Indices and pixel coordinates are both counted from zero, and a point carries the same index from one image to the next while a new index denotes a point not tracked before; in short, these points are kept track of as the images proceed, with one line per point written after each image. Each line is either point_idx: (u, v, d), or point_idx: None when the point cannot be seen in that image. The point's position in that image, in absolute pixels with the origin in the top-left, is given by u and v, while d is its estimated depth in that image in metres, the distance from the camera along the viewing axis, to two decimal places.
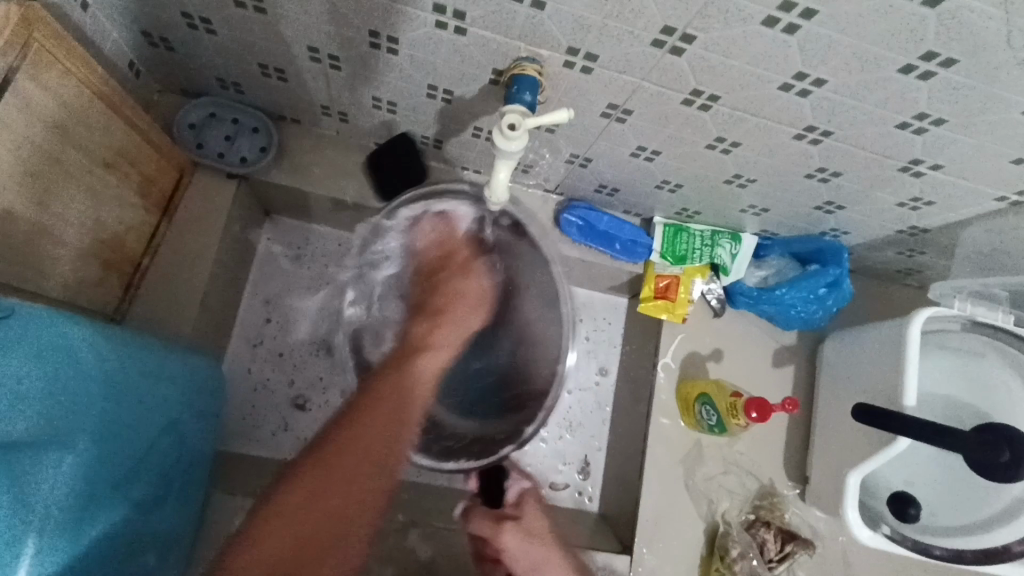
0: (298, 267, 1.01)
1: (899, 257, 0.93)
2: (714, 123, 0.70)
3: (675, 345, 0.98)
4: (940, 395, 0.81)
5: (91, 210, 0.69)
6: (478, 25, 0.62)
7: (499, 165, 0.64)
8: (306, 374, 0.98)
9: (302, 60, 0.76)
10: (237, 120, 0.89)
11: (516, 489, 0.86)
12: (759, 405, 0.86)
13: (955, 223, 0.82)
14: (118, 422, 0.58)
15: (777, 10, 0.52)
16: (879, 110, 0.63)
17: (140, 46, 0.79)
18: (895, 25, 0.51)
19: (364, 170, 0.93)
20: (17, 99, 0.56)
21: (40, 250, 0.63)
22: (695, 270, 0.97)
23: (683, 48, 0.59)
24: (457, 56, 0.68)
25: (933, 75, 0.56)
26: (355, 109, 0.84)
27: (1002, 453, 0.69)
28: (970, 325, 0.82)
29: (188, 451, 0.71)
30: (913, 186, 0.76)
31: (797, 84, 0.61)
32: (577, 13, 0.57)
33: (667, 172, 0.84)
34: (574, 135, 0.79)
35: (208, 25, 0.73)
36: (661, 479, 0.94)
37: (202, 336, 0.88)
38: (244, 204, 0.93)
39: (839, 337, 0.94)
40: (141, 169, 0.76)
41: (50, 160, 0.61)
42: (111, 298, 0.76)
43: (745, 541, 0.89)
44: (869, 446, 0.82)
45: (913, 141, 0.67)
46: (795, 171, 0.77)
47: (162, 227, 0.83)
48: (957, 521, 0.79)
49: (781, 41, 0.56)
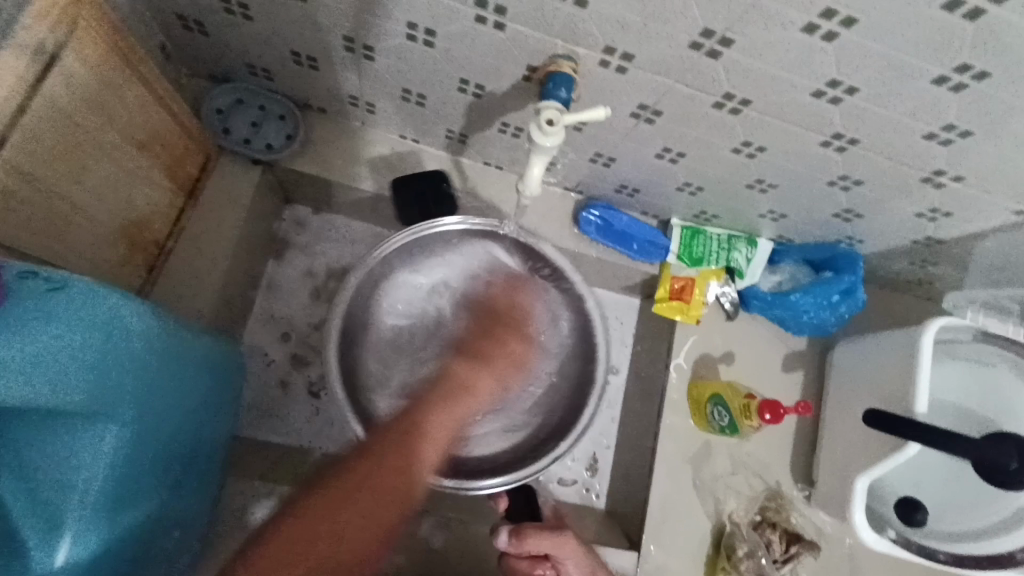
0: (316, 255, 1.02)
1: (911, 268, 0.95)
2: (741, 127, 0.71)
3: (688, 346, 1.00)
4: (949, 403, 0.83)
5: (124, 189, 0.69)
6: (518, 21, 0.63)
7: (534, 161, 0.66)
8: (320, 362, 0.98)
9: (336, 49, 0.76)
10: (263, 106, 0.89)
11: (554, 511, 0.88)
12: (772, 406, 0.89)
13: (971, 235, 0.83)
14: (155, 401, 0.57)
15: (818, 17, 0.53)
16: (908, 119, 0.64)
17: (172, 28, 0.79)
18: (931, 36, 0.53)
19: (386, 162, 0.94)
20: (61, 75, 0.56)
21: (71, 227, 0.63)
22: (712, 272, 0.98)
23: (720, 52, 0.60)
24: (493, 51, 0.68)
25: (965, 87, 0.58)
26: (383, 100, 0.85)
27: (1011, 462, 0.71)
28: (981, 336, 0.82)
29: (208, 433, 0.71)
30: (932, 197, 0.77)
31: (829, 91, 0.62)
32: (618, 12, 0.58)
33: (690, 174, 0.85)
34: (601, 134, 0.80)
35: (245, 10, 0.73)
36: (671, 477, 0.95)
37: (221, 320, 0.88)
38: (267, 191, 0.93)
39: (849, 344, 0.96)
40: (171, 151, 0.77)
41: (88, 137, 0.62)
42: (135, 279, 0.76)
43: (752, 540, 0.91)
44: (878, 450, 0.83)
45: (938, 152, 0.68)
46: (818, 178, 0.79)
47: (186, 210, 0.83)
48: (964, 527, 0.81)
49: (818, 47, 0.57)
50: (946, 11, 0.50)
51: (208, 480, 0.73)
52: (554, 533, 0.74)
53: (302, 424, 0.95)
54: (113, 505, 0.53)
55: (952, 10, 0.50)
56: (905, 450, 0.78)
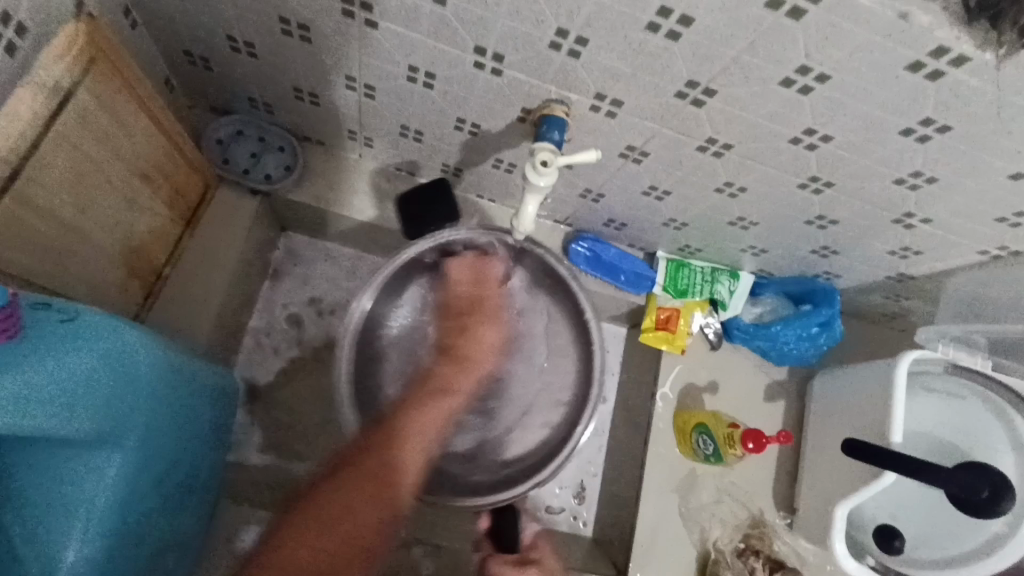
0: (310, 283, 1.04)
1: (886, 302, 0.99)
2: (724, 168, 0.75)
3: (674, 375, 1.02)
4: (921, 433, 0.86)
5: (129, 221, 0.71)
6: (514, 68, 0.66)
7: (528, 199, 0.69)
8: (312, 389, 0.99)
9: (337, 86, 0.79)
10: (263, 138, 0.92)
11: (529, 531, 0.80)
12: (756, 436, 0.93)
13: (940, 272, 0.88)
14: (161, 426, 0.59)
15: (795, 73, 0.57)
16: (879, 166, 0.68)
17: (178, 64, 0.82)
18: (898, 93, 0.57)
19: (382, 194, 0.96)
20: (75, 111, 0.59)
21: (75, 256, 0.65)
22: (695, 304, 1.02)
23: (703, 101, 0.64)
24: (489, 94, 0.72)
25: (930, 138, 0.62)
26: (380, 135, 0.88)
27: (981, 490, 0.74)
28: (952, 369, 0.86)
29: (205, 459, 0.72)
30: (903, 237, 0.81)
31: (806, 138, 0.66)
32: (609, 63, 0.62)
33: (675, 211, 0.89)
34: (591, 172, 0.84)
35: (250, 49, 0.76)
36: (657, 504, 0.97)
37: (216, 347, 0.89)
38: (263, 219, 0.95)
39: (829, 375, 0.99)
40: (176, 182, 0.79)
41: (99, 172, 0.64)
42: (133, 305, 0.77)
43: (737, 568, 0.93)
44: (853, 482, 0.87)
45: (907, 196, 0.72)
46: (796, 217, 0.83)
47: (185, 238, 0.84)
48: (939, 555, 0.83)
49: (795, 100, 0.61)
50: (911, 72, 0.54)
51: (203, 507, 0.74)
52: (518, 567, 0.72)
53: (294, 450, 0.96)
54: (116, 534, 0.54)
55: (915, 71, 0.54)
56: (881, 480, 0.81)
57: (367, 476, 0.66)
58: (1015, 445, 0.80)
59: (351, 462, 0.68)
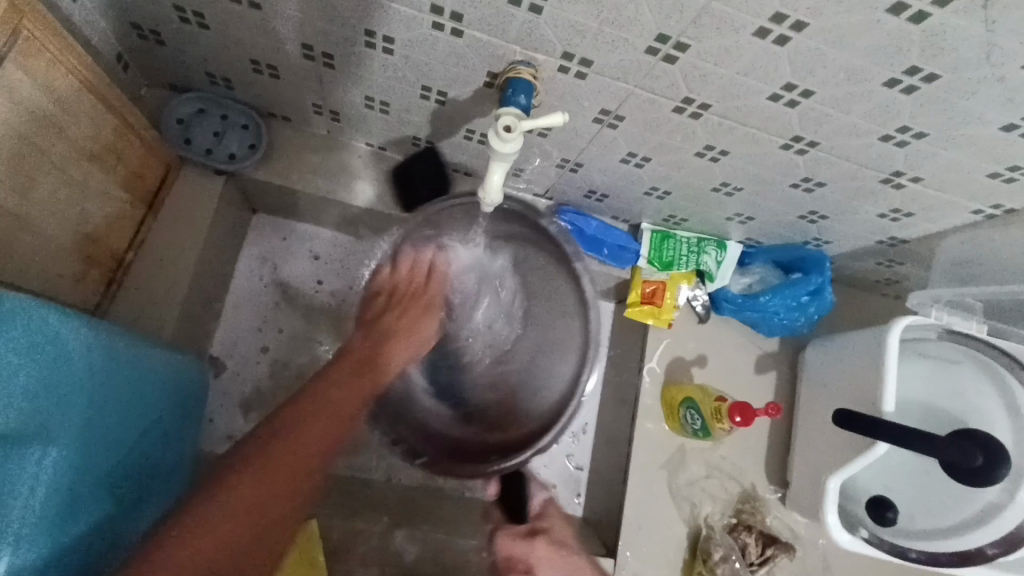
0: (284, 266, 1.01)
1: (878, 267, 0.96)
2: (704, 130, 0.72)
3: (662, 349, 0.99)
4: (915, 403, 0.83)
5: (77, 205, 0.67)
6: (475, 28, 0.62)
7: (494, 168, 0.65)
8: (289, 376, 0.97)
9: (295, 57, 0.75)
10: (225, 116, 0.88)
11: (540, 499, 0.89)
12: (743, 409, 0.88)
13: (933, 235, 0.84)
14: (100, 415, 0.57)
15: (769, 21, 0.54)
16: (863, 122, 0.64)
17: (128, 37, 0.78)
18: (879, 39, 0.53)
19: (354, 170, 0.92)
20: (4, 86, 0.54)
21: (22, 247, 0.61)
22: (682, 276, 0.98)
23: (676, 56, 0.60)
24: (453, 59, 0.68)
25: (916, 89, 0.58)
26: (347, 108, 0.84)
27: (976, 458, 0.71)
28: (946, 335, 0.85)
29: (166, 451, 0.70)
30: (893, 198, 0.78)
31: (786, 94, 0.62)
32: (573, 18, 0.58)
33: (656, 179, 0.85)
34: (566, 140, 0.80)
35: (201, 19, 0.72)
36: (646, 482, 0.95)
37: (185, 334, 0.86)
38: (231, 201, 0.92)
39: (820, 346, 0.96)
40: (130, 163, 0.75)
41: (39, 152, 0.60)
42: (93, 295, 0.74)
43: (727, 544, 0.91)
44: (848, 450, 0.84)
45: (895, 153, 0.69)
46: (782, 181, 0.79)
47: (147, 222, 0.81)
48: (933, 524, 0.81)
49: (772, 51, 0.57)
50: (893, 14, 0.50)
51: (169, 501, 0.72)
52: (523, 540, 0.82)
53: None
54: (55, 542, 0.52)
55: (898, 13, 0.50)
56: (874, 451, 0.79)
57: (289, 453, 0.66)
58: (1011, 411, 0.76)
59: (309, 405, 0.71)
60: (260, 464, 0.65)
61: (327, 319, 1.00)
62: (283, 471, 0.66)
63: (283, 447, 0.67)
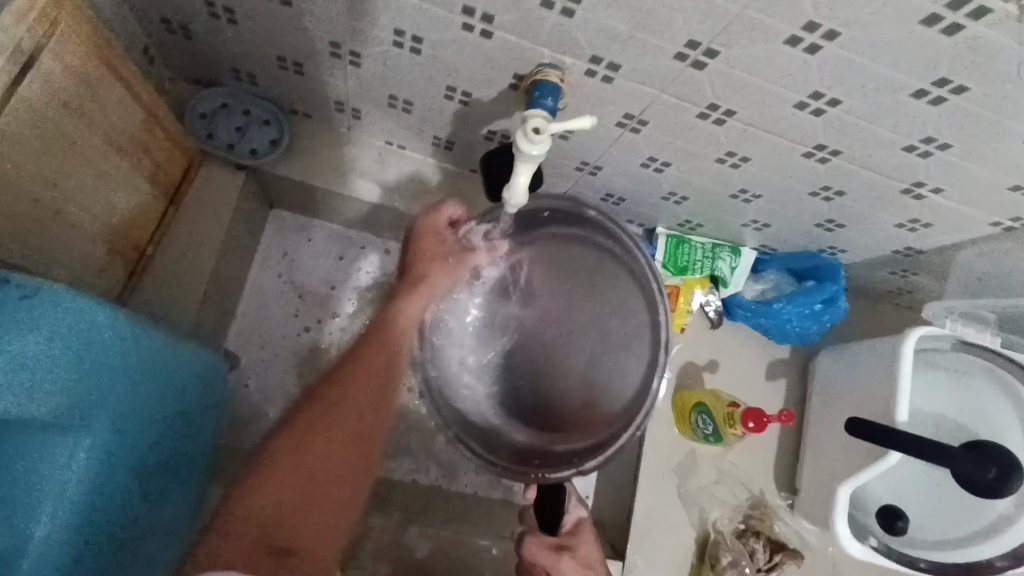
0: (299, 262, 1.01)
1: (891, 278, 0.97)
2: (727, 137, 0.72)
3: (674, 353, 1.00)
4: (927, 412, 0.84)
5: (106, 196, 0.68)
6: (505, 30, 0.63)
7: (520, 169, 0.64)
8: (302, 371, 0.97)
9: (322, 54, 0.76)
10: (248, 111, 0.88)
11: (574, 516, 0.78)
12: (756, 415, 0.88)
13: (950, 246, 0.85)
14: (131, 407, 0.58)
15: (802, 30, 0.54)
16: (889, 131, 0.65)
17: (157, 31, 0.79)
18: (910, 50, 0.53)
19: (373, 167, 0.93)
20: (39, 76, 0.54)
21: (54, 236, 0.62)
22: (696, 281, 0.98)
23: (704, 63, 0.61)
24: (481, 60, 0.68)
25: (944, 101, 0.59)
26: (370, 106, 0.84)
27: (988, 471, 0.70)
28: (959, 345, 0.84)
29: (186, 444, 0.70)
30: (911, 209, 0.78)
31: (813, 103, 0.63)
32: (605, 21, 0.58)
33: (675, 184, 0.86)
34: (587, 143, 0.81)
35: (230, 15, 0.73)
36: (656, 484, 0.95)
37: (201, 327, 0.87)
38: (250, 196, 0.92)
39: (831, 355, 0.96)
40: (155, 156, 0.75)
41: (70, 143, 0.61)
42: (116, 285, 0.74)
43: (736, 549, 0.91)
44: (860, 459, 0.84)
45: (919, 164, 0.69)
46: (801, 189, 0.80)
47: (168, 214, 0.81)
48: (945, 535, 0.81)
49: (802, 59, 0.57)
50: (926, 26, 0.51)
51: (186, 493, 0.72)
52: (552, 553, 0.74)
53: None
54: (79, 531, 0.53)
55: (931, 25, 0.51)
56: (887, 459, 0.79)
57: (316, 439, 0.65)
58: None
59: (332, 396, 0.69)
60: (297, 443, 0.64)
61: (342, 315, 1.00)
62: (313, 455, 0.64)
63: (303, 445, 0.64)
